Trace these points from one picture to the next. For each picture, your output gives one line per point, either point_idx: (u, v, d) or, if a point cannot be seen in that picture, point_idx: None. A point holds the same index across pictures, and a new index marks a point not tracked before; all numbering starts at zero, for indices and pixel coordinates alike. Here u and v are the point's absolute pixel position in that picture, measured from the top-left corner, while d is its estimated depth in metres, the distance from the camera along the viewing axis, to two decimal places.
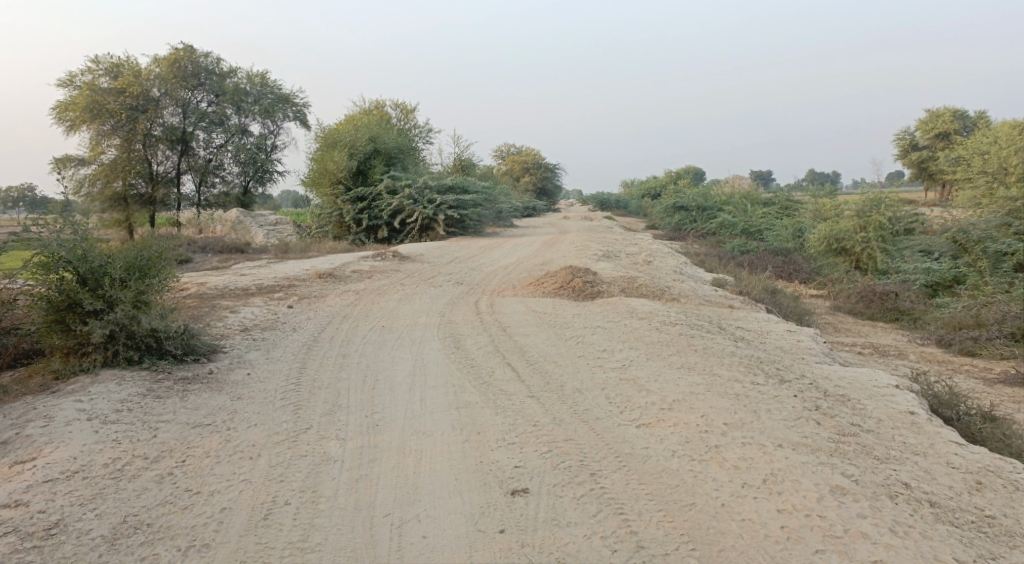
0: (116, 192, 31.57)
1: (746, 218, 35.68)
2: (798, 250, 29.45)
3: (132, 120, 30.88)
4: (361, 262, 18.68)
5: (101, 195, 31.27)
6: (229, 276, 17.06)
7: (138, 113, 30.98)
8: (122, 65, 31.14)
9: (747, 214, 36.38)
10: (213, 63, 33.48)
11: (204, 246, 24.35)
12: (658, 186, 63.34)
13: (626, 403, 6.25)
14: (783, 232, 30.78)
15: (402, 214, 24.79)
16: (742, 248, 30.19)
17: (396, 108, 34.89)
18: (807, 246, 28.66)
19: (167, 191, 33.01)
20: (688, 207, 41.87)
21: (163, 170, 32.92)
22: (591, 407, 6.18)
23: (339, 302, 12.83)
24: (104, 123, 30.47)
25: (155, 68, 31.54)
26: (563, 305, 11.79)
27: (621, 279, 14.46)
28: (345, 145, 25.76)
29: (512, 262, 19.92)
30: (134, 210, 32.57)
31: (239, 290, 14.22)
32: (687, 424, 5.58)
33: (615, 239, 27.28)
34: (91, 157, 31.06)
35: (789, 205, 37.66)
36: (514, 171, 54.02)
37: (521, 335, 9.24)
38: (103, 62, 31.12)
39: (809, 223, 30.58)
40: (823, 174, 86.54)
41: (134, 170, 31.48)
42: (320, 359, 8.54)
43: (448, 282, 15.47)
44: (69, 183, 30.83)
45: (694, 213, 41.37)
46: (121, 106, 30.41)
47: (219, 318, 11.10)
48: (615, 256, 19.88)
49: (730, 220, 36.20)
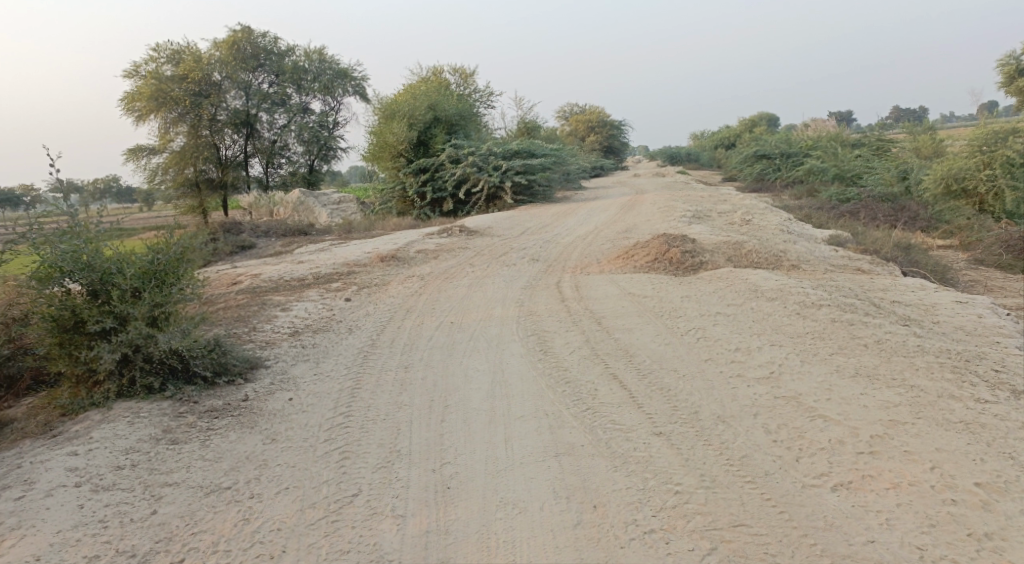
0: (187, 179, 30.38)
1: (838, 163, 32.53)
2: (904, 194, 26.41)
3: (196, 106, 29.89)
4: (427, 240, 17.11)
5: (174, 183, 30.26)
6: (286, 263, 15.68)
7: (202, 99, 29.99)
8: (183, 51, 30.12)
9: (838, 157, 33.25)
10: (271, 43, 32.42)
11: (267, 230, 23.14)
12: (732, 136, 59.55)
13: (799, 443, 4.46)
14: (885, 174, 27.76)
15: (467, 184, 23.07)
16: (841, 196, 27.34)
17: (454, 73, 33.01)
18: (916, 190, 25.64)
19: (235, 176, 32.10)
20: (771, 155, 38.70)
21: (230, 154, 32.08)
22: (752, 453, 4.40)
23: (403, 290, 11.27)
24: (167, 111, 29.42)
25: (214, 51, 30.50)
26: (664, 283, 9.87)
27: (726, 244, 12.41)
28: (404, 115, 24.11)
29: (592, 229, 18.04)
30: (206, 196, 31.64)
31: (295, 281, 12.77)
32: (920, 493, 4.06)
33: (700, 196, 24.88)
34: (161, 146, 30.39)
35: (883, 145, 34.31)
36: (579, 131, 51.50)
37: (621, 328, 7.42)
38: (163, 49, 30.12)
39: (917, 164, 27.42)
40: (906, 110, 80.39)
41: (202, 156, 30.24)
42: (378, 373, 6.87)
43: (523, 259, 13.74)
44: (142, 173, 30.09)
45: (778, 161, 38.20)
46: (185, 94, 29.38)
47: (265, 322, 9.55)
48: (708, 216, 17.74)
49: (820, 165, 33.06)
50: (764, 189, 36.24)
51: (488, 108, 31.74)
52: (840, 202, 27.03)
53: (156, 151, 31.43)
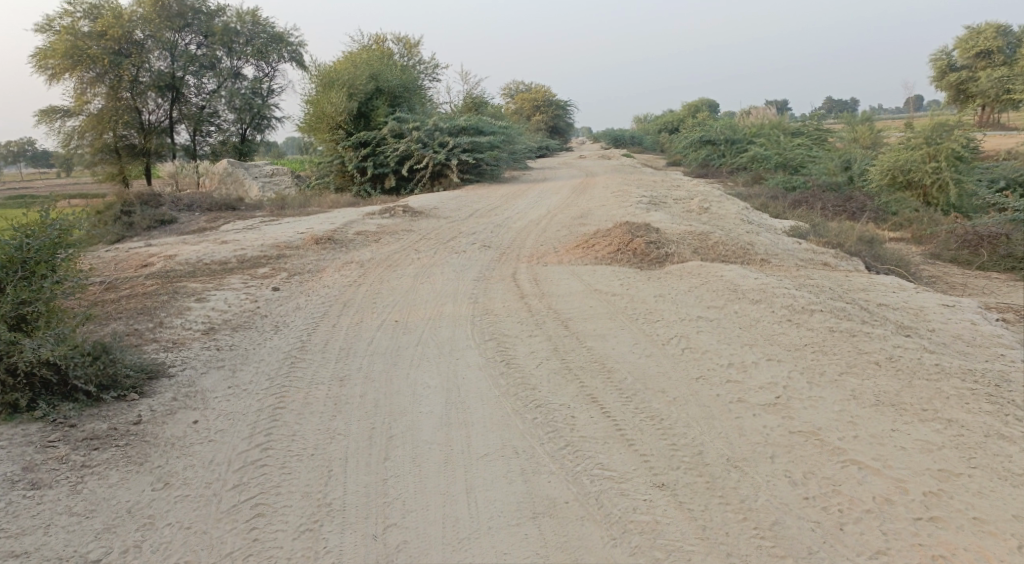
0: (106, 145, 28.85)
1: (781, 151, 32.27)
2: (848, 184, 26.08)
3: (116, 66, 27.80)
4: (367, 221, 15.91)
5: (91, 149, 28.74)
6: (210, 242, 14.27)
7: (122, 59, 27.85)
8: (102, 6, 27.89)
9: (782, 143, 32.91)
10: (200, 1, 30.26)
11: (190, 203, 21.40)
12: (675, 121, 59.11)
13: (850, 512, 3.90)
14: (829, 163, 27.40)
15: (411, 160, 21.81)
16: (787, 183, 26.88)
17: (397, 43, 31.47)
18: (863, 180, 25.39)
19: (161, 143, 30.04)
20: (716, 141, 38.20)
21: (154, 120, 29.88)
22: (789, 524, 3.81)
23: (338, 280, 10.11)
24: (84, 70, 27.37)
25: (136, 7, 28.31)
26: (630, 279, 8.99)
27: (691, 235, 11.63)
28: (343, 85, 22.64)
29: (541, 215, 17.09)
30: (128, 163, 29.93)
31: (217, 264, 11.48)
32: None
33: (652, 181, 24.10)
34: (77, 108, 28.26)
35: (822, 134, 34.06)
36: (523, 110, 50.25)
37: (593, 334, 6.50)
38: (79, 4, 27.82)
39: (863, 154, 27.25)
40: (840, 102, 81.36)
41: (123, 120, 28.50)
42: (306, 387, 5.84)
43: (473, 245, 12.72)
44: (58, 137, 28.39)
45: (723, 147, 37.76)
46: (103, 52, 27.30)
47: (176, 317, 8.33)
48: (665, 204, 16.99)
49: (762, 153, 32.71)
50: (709, 174, 35.73)
51: (432, 82, 30.33)
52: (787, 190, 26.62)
53: (72, 113, 29.15)
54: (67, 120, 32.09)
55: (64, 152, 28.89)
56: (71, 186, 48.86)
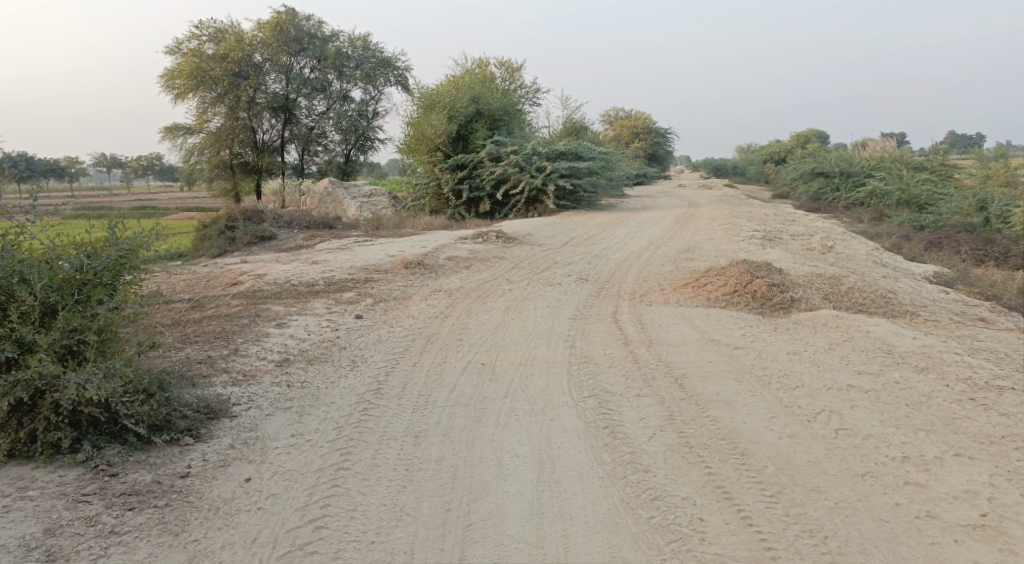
0: (222, 162, 30.49)
1: (904, 187, 29.96)
2: (984, 226, 23.74)
3: (235, 87, 28.94)
4: (460, 246, 15.26)
5: (209, 165, 30.52)
6: (300, 261, 13.89)
7: (240, 80, 28.94)
8: (226, 30, 29.05)
9: (905, 178, 30.55)
10: (315, 26, 30.79)
11: (289, 220, 21.33)
12: (783, 152, 56.55)
13: None
14: (961, 201, 25.07)
15: (507, 184, 21.11)
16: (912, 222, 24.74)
17: (500, 66, 31.13)
18: (1001, 222, 23.05)
19: (271, 161, 30.93)
20: (830, 173, 35.87)
21: (267, 139, 30.86)
22: None
23: (424, 309, 9.37)
24: (207, 90, 28.82)
25: (257, 32, 29.34)
26: (752, 327, 7.85)
27: (819, 280, 10.36)
28: (444, 106, 22.30)
29: (642, 247, 16.05)
30: (240, 180, 31.35)
31: (303, 286, 10.96)
32: None
33: (764, 214, 22.56)
34: (198, 126, 29.92)
35: (948, 169, 31.43)
36: (623, 137, 49.10)
37: (716, 400, 5.41)
38: (206, 27, 29.08)
39: (1001, 194, 24.82)
40: (962, 136, 76.24)
41: (237, 139, 29.81)
42: (375, 443, 5.02)
43: (570, 278, 11.81)
44: (179, 153, 30.26)
45: (838, 180, 35.47)
46: (223, 74, 28.50)
47: (252, 344, 7.72)
48: (781, 242, 15.63)
49: (883, 188, 30.47)
50: (821, 208, 33.60)
51: (533, 106, 29.77)
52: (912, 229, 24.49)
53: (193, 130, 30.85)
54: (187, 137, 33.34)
55: (185, 166, 30.80)
56: (186, 198, 50.99)
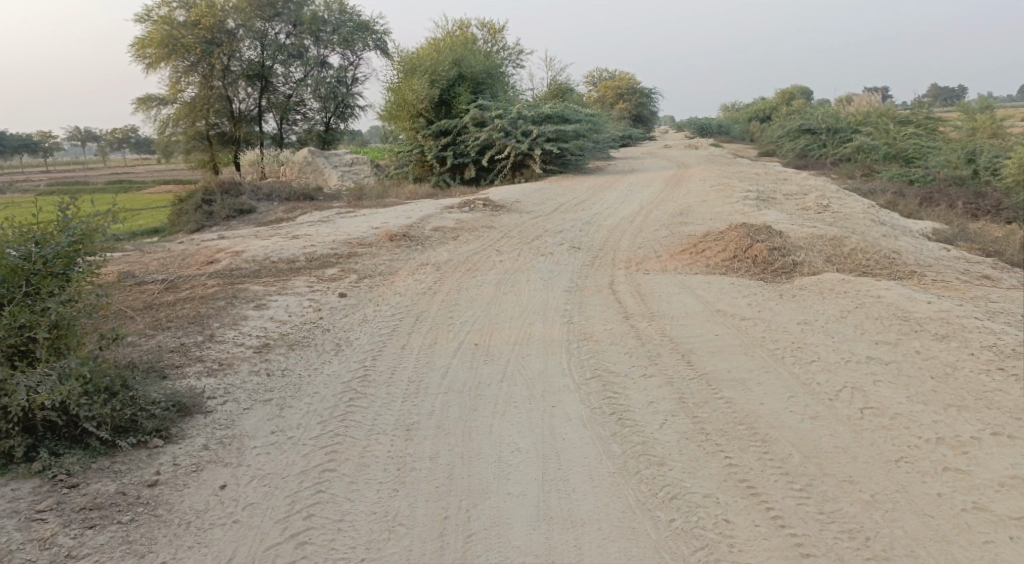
0: (198, 133, 29.66)
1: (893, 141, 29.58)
2: (975, 178, 23.42)
3: (209, 55, 28.04)
4: (446, 215, 14.78)
5: (185, 136, 29.68)
6: (281, 236, 13.36)
7: (214, 48, 28.00)
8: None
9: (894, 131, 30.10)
10: None
11: (269, 191, 20.64)
12: (768, 109, 55.84)
13: None
14: (951, 154, 24.72)
15: (492, 150, 20.55)
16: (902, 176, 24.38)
17: (481, 28, 30.27)
18: (993, 174, 22.74)
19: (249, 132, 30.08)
20: (816, 130, 35.23)
21: (243, 108, 30.03)
22: None
23: (411, 285, 8.95)
24: (179, 59, 27.87)
25: None
26: (757, 296, 7.51)
27: (821, 243, 10.00)
28: (425, 71, 21.61)
29: (634, 212, 15.62)
30: (218, 151, 30.52)
31: (284, 263, 10.48)
32: None
33: (754, 174, 22.15)
34: (172, 96, 29.02)
35: (937, 122, 31.04)
36: (606, 98, 48.18)
37: (728, 377, 5.08)
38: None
39: (992, 145, 24.47)
40: (945, 89, 75.60)
41: (213, 109, 28.95)
42: (363, 437, 4.65)
43: (562, 246, 11.39)
44: (154, 124, 29.47)
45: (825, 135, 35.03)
46: (196, 41, 27.51)
47: (230, 328, 7.27)
48: (775, 204, 15.25)
49: (871, 142, 30.06)
50: (809, 165, 33.21)
51: (516, 68, 29.02)
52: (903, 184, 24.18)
53: (167, 100, 29.99)
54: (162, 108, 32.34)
55: (161, 138, 30.01)
56: (165, 172, 49.89)
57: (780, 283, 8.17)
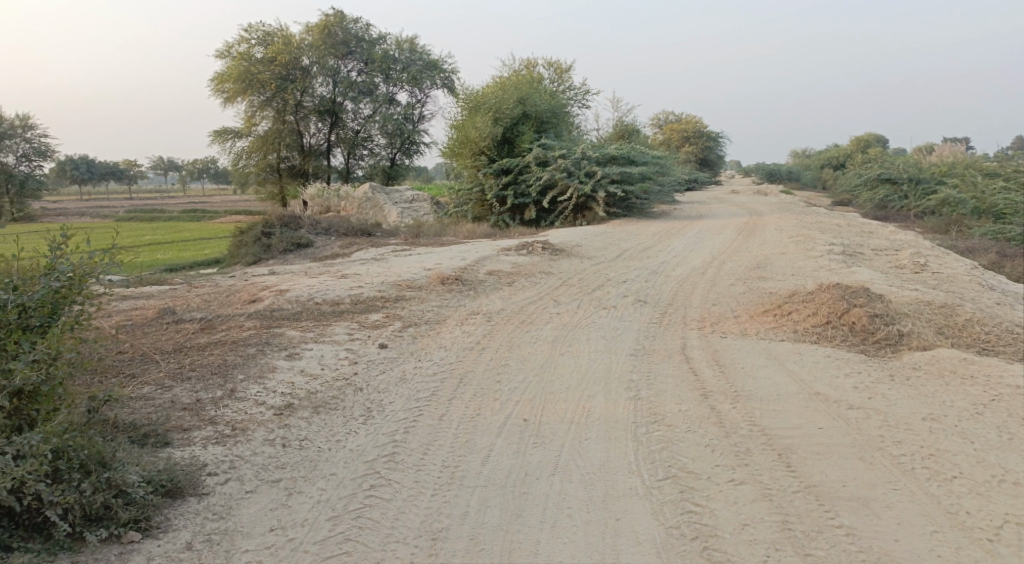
0: (269, 166, 29.92)
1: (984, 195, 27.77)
2: None
3: (283, 90, 28.31)
4: (503, 259, 13.97)
5: (256, 168, 29.90)
6: (329, 273, 12.69)
7: (288, 84, 28.34)
8: (275, 33, 28.42)
9: (982, 178, 28.20)
10: (363, 29, 29.97)
11: (327, 225, 20.15)
12: (840, 156, 53.80)
13: None
14: None
15: (555, 190, 19.76)
16: (996, 233, 22.66)
17: (549, 68, 29.81)
18: None
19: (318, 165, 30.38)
20: (897, 180, 33.36)
21: (313, 143, 30.27)
22: None
23: (458, 339, 8.08)
24: (254, 94, 28.20)
25: (305, 35, 28.65)
26: (860, 377, 6.46)
27: (920, 314, 8.85)
28: (490, 109, 21.04)
29: (704, 262, 14.54)
30: (286, 183, 30.63)
31: (327, 305, 9.74)
32: None
33: (834, 226, 20.81)
34: (246, 129, 29.38)
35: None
36: (673, 141, 47.05)
37: (846, 497, 4.09)
38: (255, 30, 28.49)
39: None
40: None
41: (284, 143, 29.26)
42: (377, 551, 3.86)
43: (626, 299, 10.43)
44: (227, 156, 29.80)
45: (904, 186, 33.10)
46: (272, 77, 27.86)
47: (253, 383, 6.44)
48: (860, 264, 14.01)
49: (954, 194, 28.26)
50: (890, 217, 31.43)
51: (582, 108, 28.31)
52: (996, 242, 22.45)
53: (240, 133, 30.37)
54: (236, 141, 32.71)
55: (233, 170, 30.32)
56: (234, 202, 50.69)
57: (887, 361, 7.27)
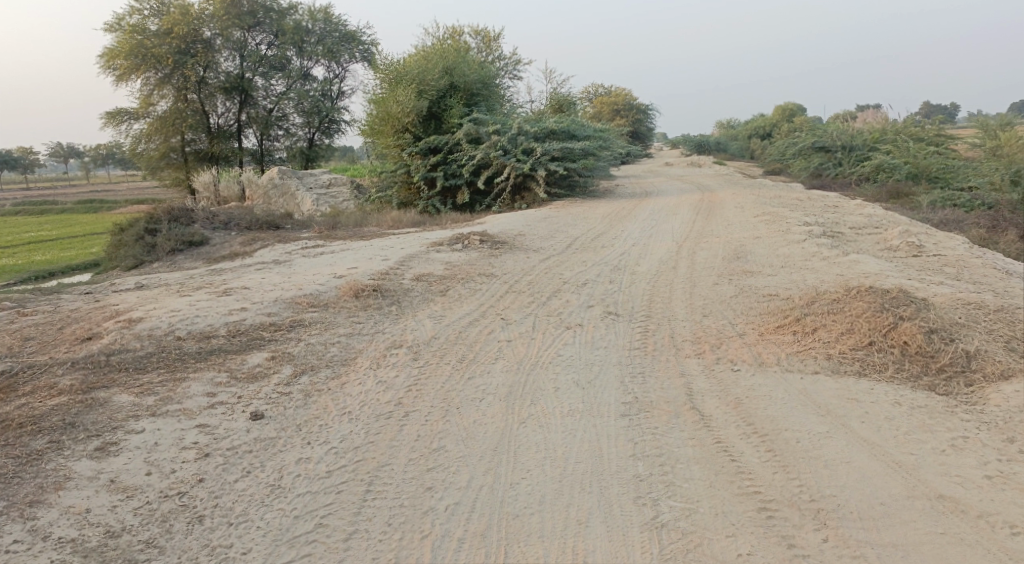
0: (173, 149, 26.27)
1: (911, 158, 24.74)
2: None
3: (182, 66, 24.88)
4: (435, 257, 11.49)
5: (158, 153, 26.23)
6: (210, 284, 9.85)
7: (188, 59, 24.85)
8: (172, 2, 25.01)
9: (916, 140, 27.22)
10: None
11: (227, 219, 17.11)
12: (767, 126, 52.50)
13: None
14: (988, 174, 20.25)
15: (490, 170, 17.31)
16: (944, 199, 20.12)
17: (476, 36, 27.16)
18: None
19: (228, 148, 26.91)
20: (830, 148, 29.15)
21: (222, 123, 26.82)
22: None
23: (368, 400, 5.55)
24: (150, 70, 24.70)
25: (206, 5, 25.28)
26: (972, 453, 4.43)
27: (974, 325, 6.97)
28: (412, 80, 18.40)
29: (670, 251, 12.39)
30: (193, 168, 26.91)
31: (197, 342, 7.04)
32: None
33: (794, 201, 19.06)
34: (143, 110, 25.67)
35: (943, 140, 26.56)
36: (603, 114, 44.81)
37: None
38: (149, 0, 25.08)
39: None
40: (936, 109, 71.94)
41: (187, 123, 25.75)
42: None
43: (595, 312, 8.12)
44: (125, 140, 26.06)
45: (839, 155, 28.57)
46: (168, 51, 24.37)
47: (13, 524, 3.97)
48: (849, 249, 12.12)
49: (890, 161, 24.70)
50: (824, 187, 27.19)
51: (513, 80, 25.87)
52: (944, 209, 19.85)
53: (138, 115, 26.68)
54: (134, 124, 28.92)
55: (132, 156, 26.60)
56: (139, 191, 46.60)
57: (979, 409, 5.33)
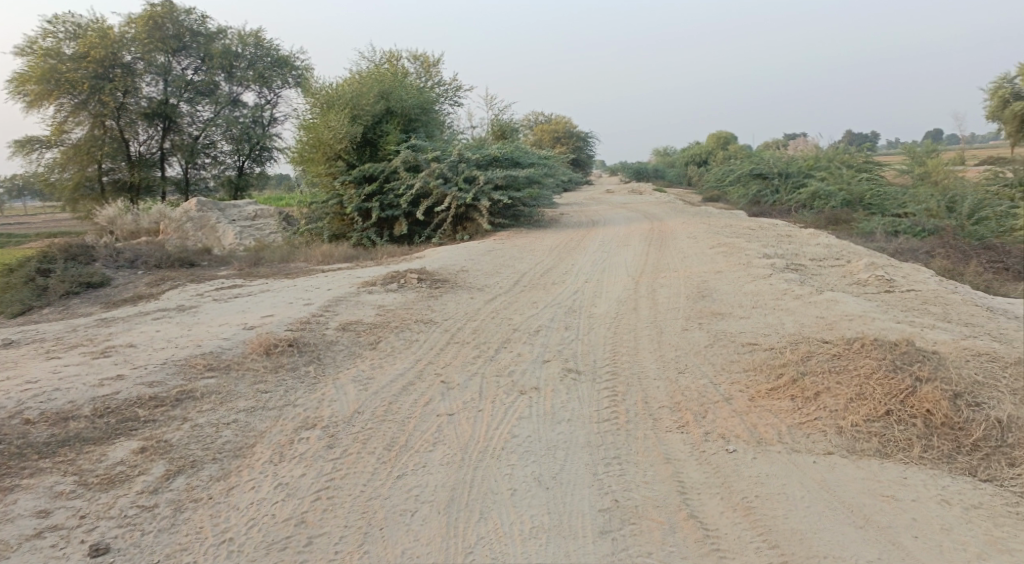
0: (88, 179, 23.83)
1: (844, 185, 24.25)
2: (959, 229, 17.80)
3: (99, 91, 22.76)
4: (369, 301, 10.11)
5: (72, 183, 23.68)
6: (90, 340, 8.19)
7: (106, 83, 22.78)
8: (88, 24, 23.07)
9: (848, 166, 26.81)
10: (198, 20, 24.96)
11: (134, 256, 15.35)
12: (703, 153, 52.52)
13: None
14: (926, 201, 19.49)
15: (429, 200, 16.01)
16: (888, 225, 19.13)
17: (413, 60, 25.93)
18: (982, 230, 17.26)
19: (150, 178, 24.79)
20: (768, 174, 28.61)
21: (143, 151, 24.80)
22: None
23: (260, 519, 4.19)
24: (64, 96, 22.40)
25: (127, 28, 23.46)
26: None
27: (999, 384, 5.94)
28: (344, 104, 16.98)
29: (628, 289, 11.23)
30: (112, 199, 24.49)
31: (48, 426, 5.47)
32: None
33: (747, 230, 18.29)
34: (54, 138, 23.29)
35: (871, 167, 26.00)
36: (544, 141, 44.02)
37: None
38: (63, 22, 23.06)
39: (975, 193, 19.19)
40: (862, 137, 73.58)
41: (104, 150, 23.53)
42: None
43: (555, 370, 6.84)
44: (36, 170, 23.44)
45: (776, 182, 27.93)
46: (84, 76, 22.18)
47: None
48: (819, 285, 11.18)
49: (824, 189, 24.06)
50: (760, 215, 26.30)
51: (453, 106, 24.70)
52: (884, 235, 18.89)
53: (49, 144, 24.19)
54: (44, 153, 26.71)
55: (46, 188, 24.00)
56: (53, 224, 43.60)
57: None
